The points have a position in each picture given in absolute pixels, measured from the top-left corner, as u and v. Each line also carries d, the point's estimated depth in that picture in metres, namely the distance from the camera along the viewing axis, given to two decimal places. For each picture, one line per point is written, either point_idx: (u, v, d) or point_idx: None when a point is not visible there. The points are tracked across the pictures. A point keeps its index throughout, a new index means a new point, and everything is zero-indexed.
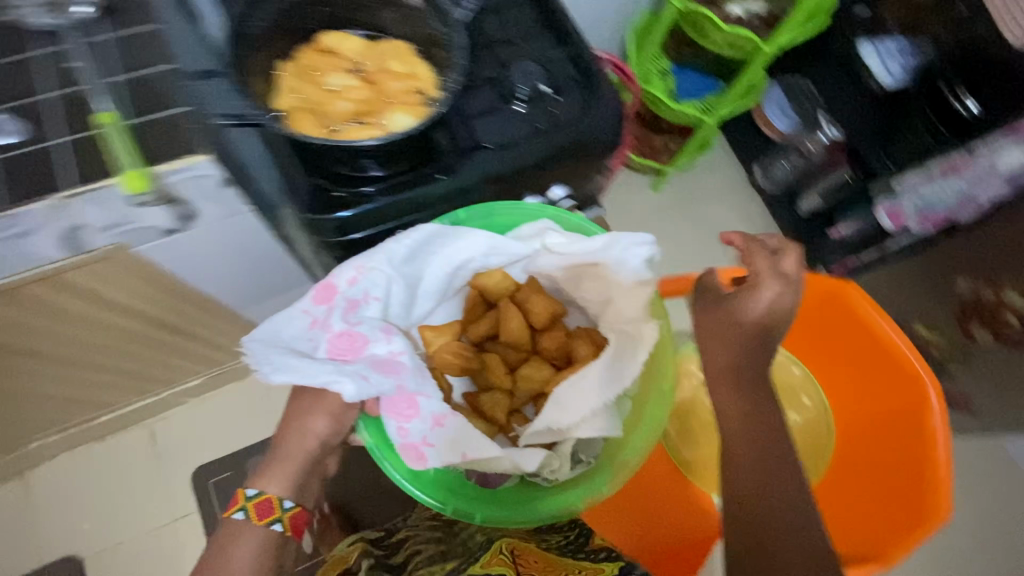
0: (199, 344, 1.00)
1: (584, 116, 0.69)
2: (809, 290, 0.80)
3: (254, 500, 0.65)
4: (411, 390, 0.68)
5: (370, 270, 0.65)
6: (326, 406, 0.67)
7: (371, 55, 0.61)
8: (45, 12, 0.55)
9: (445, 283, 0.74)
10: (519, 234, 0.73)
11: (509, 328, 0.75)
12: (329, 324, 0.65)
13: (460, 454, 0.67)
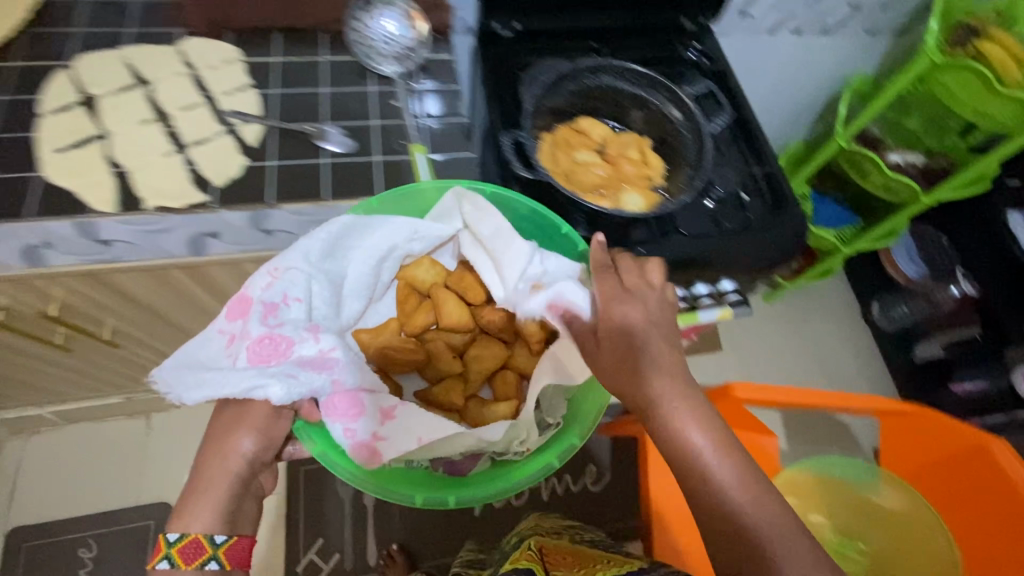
0: None
1: (770, 229, 0.77)
2: (955, 439, 0.82)
3: (174, 546, 0.50)
4: (358, 386, 0.63)
5: (287, 270, 0.60)
6: (268, 424, 0.58)
7: (616, 141, 0.70)
8: (397, 62, 0.68)
9: (372, 279, 0.69)
10: (436, 214, 0.67)
11: (448, 314, 0.71)
12: (247, 333, 0.58)
13: (416, 438, 0.62)
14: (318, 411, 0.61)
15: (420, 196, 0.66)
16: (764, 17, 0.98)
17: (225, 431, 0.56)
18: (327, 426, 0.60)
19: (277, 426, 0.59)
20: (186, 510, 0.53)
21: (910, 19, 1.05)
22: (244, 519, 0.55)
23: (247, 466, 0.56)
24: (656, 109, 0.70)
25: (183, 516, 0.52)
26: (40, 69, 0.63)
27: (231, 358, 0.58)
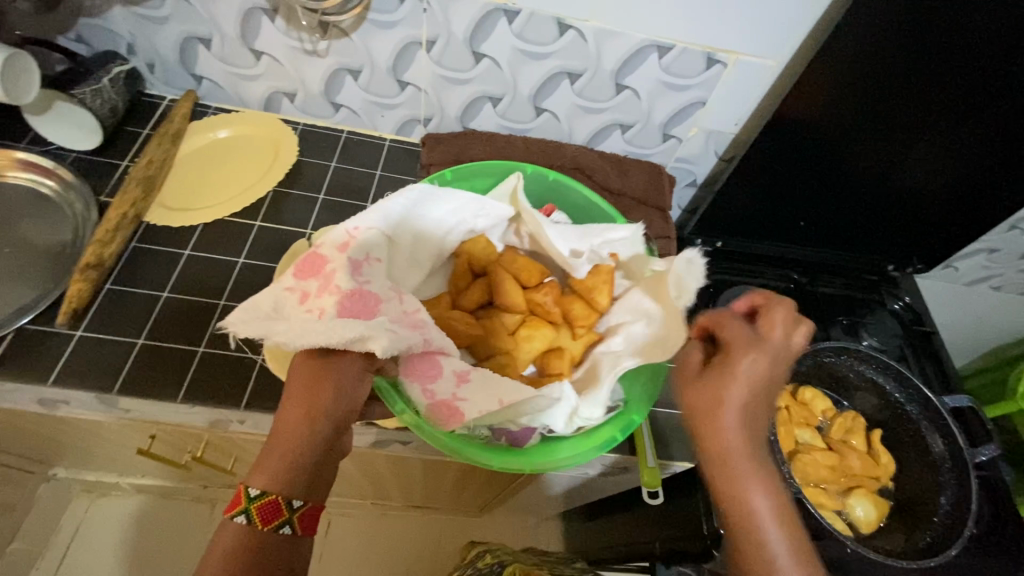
0: (437, 495, 1.02)
1: None
2: None
3: (253, 501, 0.38)
4: (438, 346, 0.51)
5: (370, 229, 0.54)
6: (357, 383, 0.44)
7: (840, 426, 0.63)
8: None
9: (434, 256, 0.61)
10: (508, 190, 0.61)
11: (503, 291, 0.60)
12: (333, 286, 0.48)
13: (497, 400, 0.50)
14: (401, 367, 0.49)
15: (487, 178, 0.64)
16: (968, 273, 0.92)
17: (308, 388, 0.42)
18: (407, 384, 0.49)
19: (361, 393, 0.44)
20: (274, 459, 0.39)
21: None
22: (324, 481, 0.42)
23: (336, 426, 0.42)
24: (893, 404, 0.63)
25: (271, 467, 0.39)
26: (279, 232, 0.65)
27: (315, 309, 0.46)
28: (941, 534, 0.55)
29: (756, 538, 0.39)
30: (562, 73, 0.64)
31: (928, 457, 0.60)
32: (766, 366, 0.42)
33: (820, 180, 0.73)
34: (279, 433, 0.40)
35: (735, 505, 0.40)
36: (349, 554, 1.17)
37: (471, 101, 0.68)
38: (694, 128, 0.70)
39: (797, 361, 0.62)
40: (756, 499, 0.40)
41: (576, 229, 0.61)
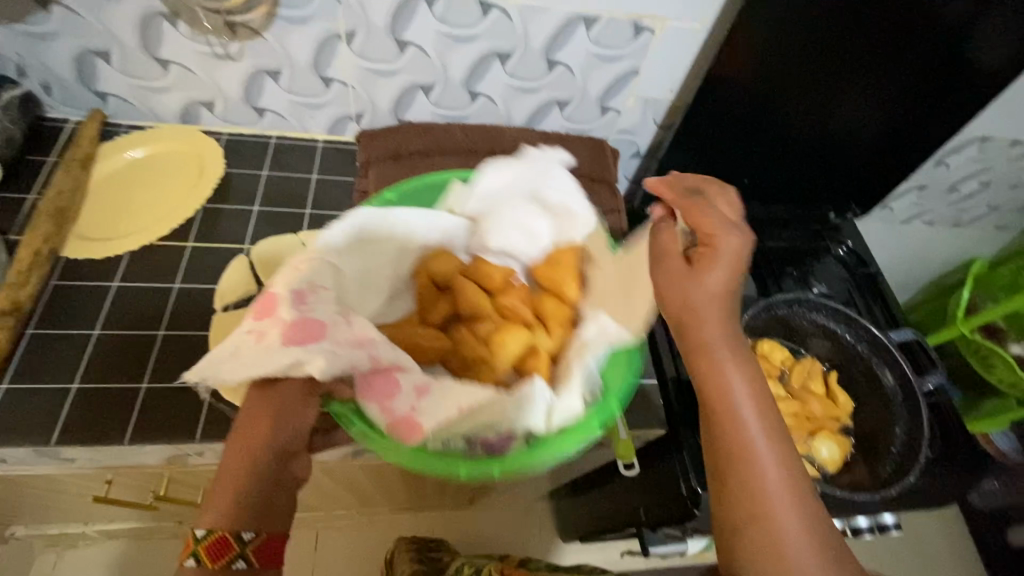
0: (423, 495, 1.01)
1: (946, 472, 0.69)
2: None
3: (200, 541, 0.34)
4: (392, 359, 0.46)
5: (312, 254, 0.47)
6: (300, 415, 0.40)
7: (800, 373, 0.65)
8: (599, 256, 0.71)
9: (386, 275, 0.54)
10: (448, 203, 0.59)
11: (465, 299, 0.53)
12: (277, 321, 0.42)
13: (458, 406, 0.44)
14: (356, 390, 0.45)
15: (430, 189, 0.60)
16: (903, 211, 0.97)
17: (247, 424, 0.39)
18: (363, 405, 0.44)
19: (307, 419, 0.41)
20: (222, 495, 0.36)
21: None
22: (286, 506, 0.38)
23: (279, 454, 0.38)
24: (846, 347, 0.66)
25: (217, 503, 0.36)
26: (216, 251, 0.61)
27: (264, 349, 0.41)
28: (902, 460, 0.58)
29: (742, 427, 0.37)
30: (492, 55, 0.62)
31: (882, 391, 0.62)
32: (710, 245, 0.39)
33: (757, 137, 0.75)
34: (222, 470, 0.37)
35: (732, 441, 0.37)
36: (341, 566, 1.15)
37: (402, 92, 0.66)
38: (631, 97, 0.70)
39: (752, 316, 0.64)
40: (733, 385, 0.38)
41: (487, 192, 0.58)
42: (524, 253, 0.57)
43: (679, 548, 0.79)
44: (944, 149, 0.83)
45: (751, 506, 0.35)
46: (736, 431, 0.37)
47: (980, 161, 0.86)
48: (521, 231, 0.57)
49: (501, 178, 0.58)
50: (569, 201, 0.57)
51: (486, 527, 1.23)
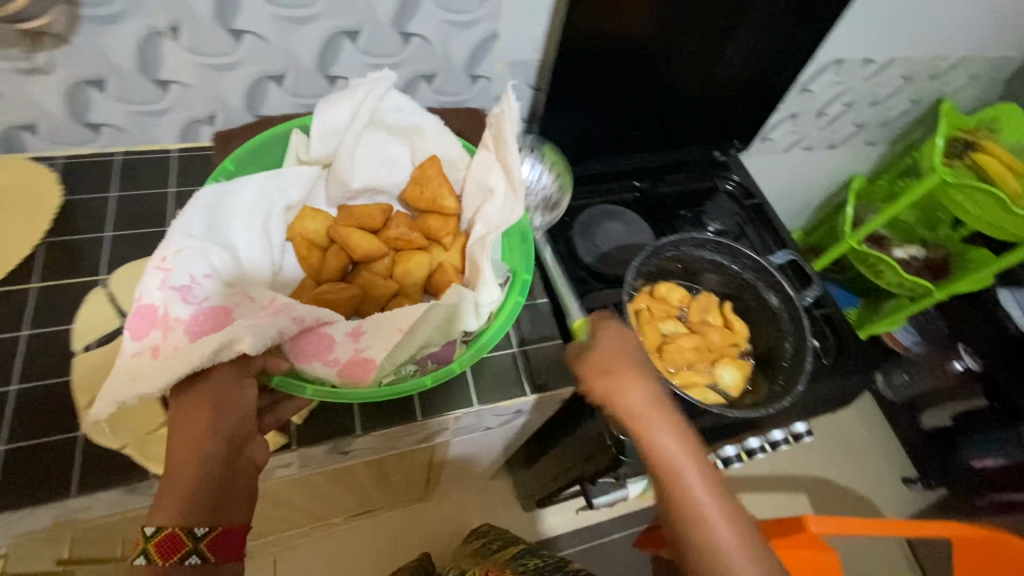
0: (372, 497, 1.00)
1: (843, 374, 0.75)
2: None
3: (150, 540, 0.39)
4: (315, 320, 0.49)
5: (182, 249, 0.47)
6: (234, 396, 0.44)
7: (696, 308, 0.68)
8: (541, 211, 0.72)
9: (267, 242, 0.57)
10: (294, 155, 0.60)
11: (356, 245, 0.58)
12: (173, 322, 0.44)
13: (396, 329, 0.49)
14: (286, 357, 0.49)
15: (273, 148, 0.61)
16: (781, 140, 1.03)
17: (186, 430, 0.42)
18: (303, 368, 0.49)
19: (248, 399, 0.45)
20: (173, 495, 0.41)
21: (903, 130, 1.13)
22: (235, 502, 0.44)
23: (229, 442, 0.44)
24: (735, 277, 0.68)
25: (171, 504, 0.41)
26: (70, 288, 0.56)
27: (170, 354, 0.43)
28: (790, 375, 0.62)
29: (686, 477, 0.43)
30: (339, 34, 0.59)
31: (769, 314, 0.66)
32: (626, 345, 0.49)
33: (630, 87, 0.76)
34: (174, 470, 0.41)
35: (694, 512, 0.42)
36: None
37: (252, 86, 0.61)
38: (498, 63, 0.68)
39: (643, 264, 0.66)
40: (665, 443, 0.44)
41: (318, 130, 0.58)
42: (389, 183, 0.63)
43: (623, 494, 0.85)
44: (804, 76, 0.88)
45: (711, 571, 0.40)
46: (693, 502, 0.42)
47: (839, 83, 0.92)
48: (376, 156, 0.61)
49: (342, 114, 0.58)
50: (411, 117, 0.61)
51: (448, 514, 1.23)
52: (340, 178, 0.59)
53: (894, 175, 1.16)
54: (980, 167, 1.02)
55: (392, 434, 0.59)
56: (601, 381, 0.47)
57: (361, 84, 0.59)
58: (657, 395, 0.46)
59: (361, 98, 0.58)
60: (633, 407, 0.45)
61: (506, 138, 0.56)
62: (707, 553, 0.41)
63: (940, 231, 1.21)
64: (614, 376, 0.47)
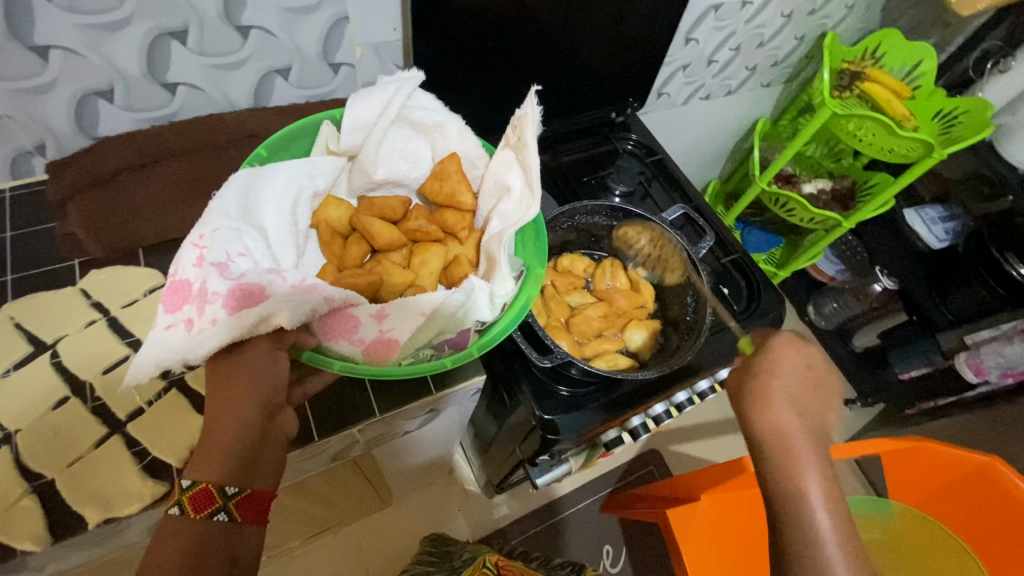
0: (323, 517, 0.96)
1: (755, 312, 0.77)
2: (953, 463, 0.84)
3: (185, 492, 0.39)
4: (343, 300, 0.47)
5: (219, 228, 0.45)
6: (271, 365, 0.44)
7: (601, 276, 0.73)
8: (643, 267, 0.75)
9: (294, 227, 0.55)
10: (323, 145, 0.58)
11: (378, 234, 0.58)
12: (211, 297, 0.41)
13: (419, 313, 0.49)
14: (316, 334, 0.48)
15: (301, 139, 0.59)
16: (678, 93, 1.03)
17: (224, 392, 0.42)
18: (332, 346, 0.48)
19: (281, 369, 0.45)
20: (211, 453, 0.41)
21: (795, 68, 1.15)
22: (263, 469, 0.44)
23: (263, 409, 0.43)
24: (633, 238, 0.73)
25: (210, 460, 0.40)
26: None
27: (208, 330, 0.40)
28: (694, 318, 0.68)
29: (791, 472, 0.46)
30: (163, 35, 0.53)
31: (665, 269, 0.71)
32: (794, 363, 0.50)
33: (508, 57, 0.73)
34: (211, 433, 0.41)
35: (801, 514, 0.45)
36: None
37: (76, 107, 0.55)
38: (358, 47, 0.63)
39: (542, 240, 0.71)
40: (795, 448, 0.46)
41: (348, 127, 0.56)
42: (409, 177, 0.63)
43: (564, 469, 0.85)
44: (686, 26, 0.88)
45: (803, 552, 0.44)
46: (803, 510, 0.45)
47: (721, 29, 0.92)
48: (396, 154, 0.61)
49: (372, 108, 0.56)
50: (436, 116, 0.60)
51: (410, 517, 1.21)
52: (363, 170, 0.59)
53: (793, 113, 1.18)
54: (868, 95, 1.05)
55: (294, 460, 0.55)
56: (756, 401, 0.48)
57: (387, 82, 0.56)
58: (812, 422, 0.48)
59: (392, 94, 0.56)
60: (785, 431, 0.46)
61: (528, 140, 0.55)
62: (799, 540, 0.44)
63: (843, 162, 1.26)
64: (767, 399, 0.48)
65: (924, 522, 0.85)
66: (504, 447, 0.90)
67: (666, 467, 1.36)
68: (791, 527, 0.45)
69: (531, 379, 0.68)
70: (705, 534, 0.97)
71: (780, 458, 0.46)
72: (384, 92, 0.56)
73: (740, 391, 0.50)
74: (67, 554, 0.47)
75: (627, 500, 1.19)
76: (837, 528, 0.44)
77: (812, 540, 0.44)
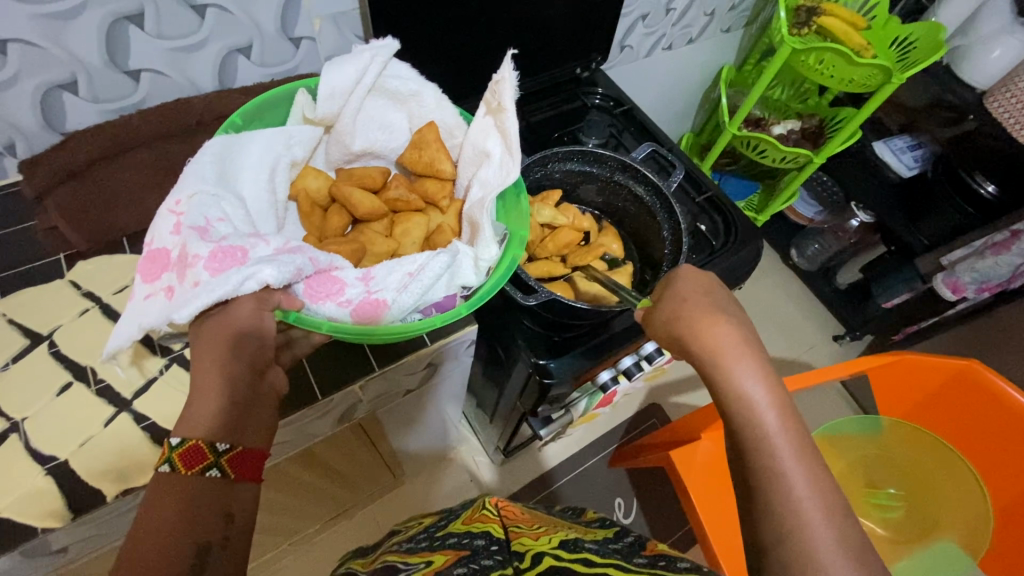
0: (335, 498, 0.98)
1: (735, 243, 0.79)
2: (935, 371, 0.87)
3: (174, 450, 0.38)
4: (327, 262, 0.49)
5: (195, 193, 0.47)
6: (253, 323, 0.43)
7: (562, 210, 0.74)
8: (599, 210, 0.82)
9: (271, 196, 0.55)
10: (299, 114, 0.58)
11: (358, 203, 0.59)
12: (192, 259, 0.43)
13: (407, 274, 0.50)
14: (299, 297, 0.47)
15: (277, 109, 0.59)
16: (641, 45, 1.04)
17: (207, 351, 0.41)
18: (317, 308, 0.48)
19: (266, 326, 0.44)
20: (202, 410, 0.40)
21: (754, 11, 1.16)
22: (256, 427, 0.43)
23: (253, 365, 0.43)
24: (608, 181, 0.76)
25: (198, 419, 0.40)
26: None
27: (189, 290, 0.42)
28: (674, 252, 0.70)
29: (742, 399, 0.43)
30: (121, 20, 0.53)
31: (642, 204, 0.74)
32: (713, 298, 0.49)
33: (468, 22, 0.73)
34: (196, 388, 0.40)
35: (748, 415, 0.43)
36: None
37: (41, 101, 0.55)
38: (316, 20, 0.63)
39: (532, 189, 0.75)
40: (747, 381, 0.44)
41: (324, 93, 0.55)
42: (387, 148, 0.63)
43: (566, 418, 0.87)
44: None
45: (769, 472, 0.40)
46: (749, 410, 0.43)
47: None
48: (373, 124, 0.61)
49: (347, 76, 0.56)
50: (412, 84, 0.60)
51: (425, 490, 1.24)
52: (340, 141, 0.60)
53: (756, 58, 1.19)
54: (825, 30, 1.07)
55: (301, 422, 0.57)
56: (690, 326, 0.47)
57: (363, 48, 0.56)
58: (745, 333, 0.47)
59: (367, 62, 0.56)
60: (719, 343, 0.46)
61: (507, 105, 0.56)
62: (767, 463, 0.41)
63: (809, 101, 1.29)
64: (709, 319, 0.47)
65: (914, 432, 0.88)
66: (506, 408, 0.91)
67: (667, 417, 1.40)
68: (742, 432, 0.43)
69: (523, 328, 0.70)
70: (711, 474, 1.00)
71: (717, 372, 0.45)
72: (358, 59, 0.56)
73: (673, 325, 0.49)
74: (81, 533, 0.48)
75: (631, 451, 1.22)
76: (787, 421, 0.42)
77: (765, 443, 0.42)
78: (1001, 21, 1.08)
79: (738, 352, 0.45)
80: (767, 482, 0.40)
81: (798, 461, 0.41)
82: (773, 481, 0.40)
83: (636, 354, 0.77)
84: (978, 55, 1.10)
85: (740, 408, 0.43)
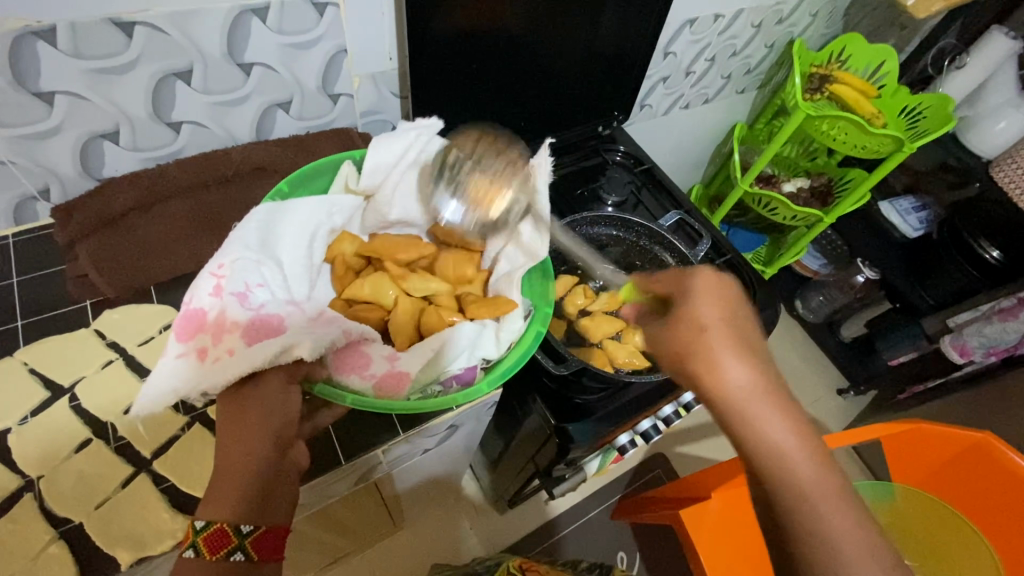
0: (334, 547, 0.95)
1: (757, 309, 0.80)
2: (952, 441, 0.86)
3: (200, 533, 0.37)
4: (359, 334, 0.49)
5: (239, 259, 0.47)
6: (281, 399, 0.43)
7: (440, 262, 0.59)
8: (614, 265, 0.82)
9: (308, 259, 0.55)
10: (342, 184, 0.58)
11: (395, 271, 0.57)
12: (230, 326, 0.44)
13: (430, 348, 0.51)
14: (328, 367, 0.48)
15: (319, 177, 0.59)
16: (659, 104, 1.07)
17: (235, 426, 0.41)
18: (343, 380, 0.48)
19: (292, 404, 0.44)
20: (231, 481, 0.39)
21: (767, 74, 1.20)
22: (279, 501, 0.42)
23: (276, 442, 0.42)
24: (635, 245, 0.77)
25: (222, 496, 0.39)
26: None
27: (224, 358, 0.42)
28: None
29: (781, 450, 0.40)
30: (168, 76, 0.54)
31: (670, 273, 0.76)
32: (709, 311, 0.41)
33: (499, 83, 0.75)
34: (223, 461, 0.40)
35: (774, 462, 0.40)
36: None
37: (80, 151, 0.55)
38: (355, 78, 0.65)
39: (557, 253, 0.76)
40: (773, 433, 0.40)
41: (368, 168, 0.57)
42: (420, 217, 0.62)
43: (580, 477, 0.85)
44: (665, 39, 0.92)
45: (808, 531, 0.39)
46: (778, 447, 0.40)
47: (697, 41, 0.97)
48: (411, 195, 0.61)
49: (393, 152, 0.58)
50: (449, 161, 0.61)
51: (422, 537, 1.19)
52: (378, 210, 0.60)
53: (768, 117, 1.22)
54: (837, 97, 1.10)
55: (322, 485, 0.55)
56: (688, 356, 0.41)
57: (408, 128, 0.59)
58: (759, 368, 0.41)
59: (411, 140, 0.58)
60: (732, 389, 0.40)
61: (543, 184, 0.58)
62: (805, 513, 0.39)
63: (818, 160, 1.32)
64: (702, 345, 0.40)
65: (925, 501, 0.88)
66: (515, 462, 0.90)
67: (673, 470, 1.37)
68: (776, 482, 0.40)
69: (543, 388, 0.69)
70: (720, 538, 0.97)
71: (723, 403, 0.40)
72: (404, 136, 0.58)
73: (681, 347, 0.42)
74: None
75: (636, 504, 1.20)
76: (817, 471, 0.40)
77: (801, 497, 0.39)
78: (1009, 93, 1.12)
79: (756, 392, 0.40)
80: (793, 519, 0.40)
81: (838, 515, 0.39)
82: (812, 537, 0.39)
83: (652, 419, 0.76)
84: (982, 125, 1.15)
85: (777, 459, 0.40)
